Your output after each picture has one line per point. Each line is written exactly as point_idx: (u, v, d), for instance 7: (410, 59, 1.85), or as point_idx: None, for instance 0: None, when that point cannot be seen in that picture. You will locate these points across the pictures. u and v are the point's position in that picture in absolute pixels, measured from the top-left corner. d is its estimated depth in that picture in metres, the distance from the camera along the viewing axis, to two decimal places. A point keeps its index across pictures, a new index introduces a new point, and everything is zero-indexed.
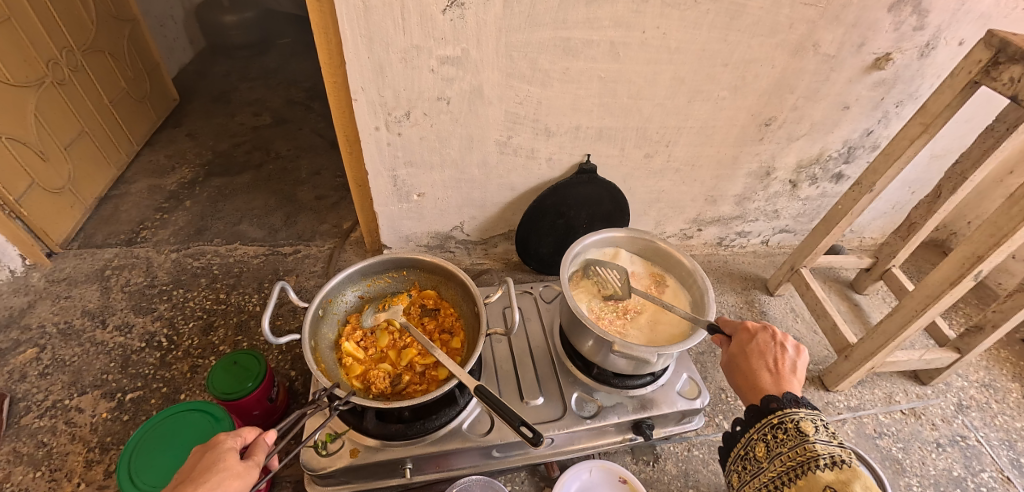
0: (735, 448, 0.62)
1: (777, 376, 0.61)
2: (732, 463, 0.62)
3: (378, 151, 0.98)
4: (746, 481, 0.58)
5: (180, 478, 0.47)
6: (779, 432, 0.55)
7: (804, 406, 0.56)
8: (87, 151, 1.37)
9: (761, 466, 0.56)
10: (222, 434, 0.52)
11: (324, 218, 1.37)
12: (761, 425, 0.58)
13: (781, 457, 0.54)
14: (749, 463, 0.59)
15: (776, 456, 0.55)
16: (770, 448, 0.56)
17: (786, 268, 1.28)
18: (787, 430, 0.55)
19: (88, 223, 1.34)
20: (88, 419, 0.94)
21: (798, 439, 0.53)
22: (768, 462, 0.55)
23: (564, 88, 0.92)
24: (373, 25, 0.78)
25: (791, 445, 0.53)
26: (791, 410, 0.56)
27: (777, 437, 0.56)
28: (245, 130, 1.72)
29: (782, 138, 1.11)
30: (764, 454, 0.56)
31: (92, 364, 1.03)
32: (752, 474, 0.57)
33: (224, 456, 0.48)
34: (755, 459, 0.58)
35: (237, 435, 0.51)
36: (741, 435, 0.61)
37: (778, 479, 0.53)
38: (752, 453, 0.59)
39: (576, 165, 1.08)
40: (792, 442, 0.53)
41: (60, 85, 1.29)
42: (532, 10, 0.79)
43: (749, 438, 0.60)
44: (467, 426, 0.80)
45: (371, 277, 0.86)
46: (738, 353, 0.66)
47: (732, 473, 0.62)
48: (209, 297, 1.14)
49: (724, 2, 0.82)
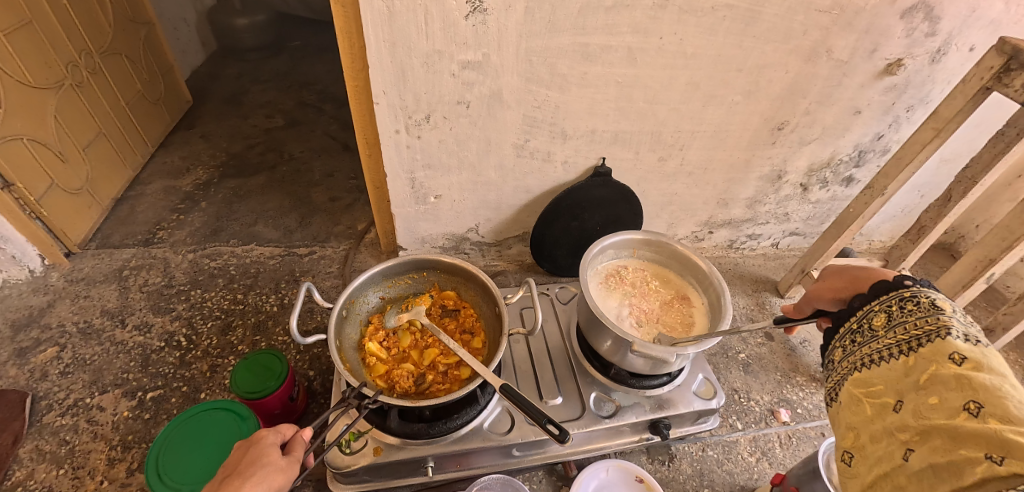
0: (844, 325, 0.52)
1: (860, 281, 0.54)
2: (837, 340, 0.53)
3: (397, 153, 1.00)
4: (849, 353, 0.50)
5: (226, 471, 0.48)
6: (911, 303, 0.45)
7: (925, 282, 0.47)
8: (103, 153, 1.39)
9: (874, 336, 0.47)
10: (262, 430, 0.53)
11: (338, 220, 1.38)
12: (884, 298, 0.48)
13: (905, 327, 0.44)
14: (860, 335, 0.49)
15: (897, 324, 0.45)
16: (893, 318, 0.46)
17: (796, 270, 1.29)
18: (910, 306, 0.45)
19: (104, 223, 1.35)
20: (109, 417, 0.95)
21: (929, 311, 0.43)
22: (886, 331, 0.46)
23: (581, 92, 0.94)
24: (396, 30, 0.79)
25: (918, 315, 0.44)
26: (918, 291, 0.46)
27: (905, 306, 0.45)
28: (258, 132, 1.74)
29: (794, 142, 1.12)
30: (882, 324, 0.47)
31: (112, 363, 1.04)
32: (861, 345, 0.48)
33: (264, 452, 0.49)
34: (867, 330, 0.48)
35: (276, 431, 0.53)
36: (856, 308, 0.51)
37: (891, 349, 0.44)
38: (866, 324, 0.49)
39: (591, 169, 1.10)
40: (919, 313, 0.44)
41: (78, 87, 1.31)
42: (552, 16, 0.80)
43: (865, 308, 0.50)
44: (487, 426, 0.82)
45: (392, 278, 0.87)
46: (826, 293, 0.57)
47: (834, 350, 0.53)
48: (227, 297, 1.16)
49: (741, 9, 0.83)
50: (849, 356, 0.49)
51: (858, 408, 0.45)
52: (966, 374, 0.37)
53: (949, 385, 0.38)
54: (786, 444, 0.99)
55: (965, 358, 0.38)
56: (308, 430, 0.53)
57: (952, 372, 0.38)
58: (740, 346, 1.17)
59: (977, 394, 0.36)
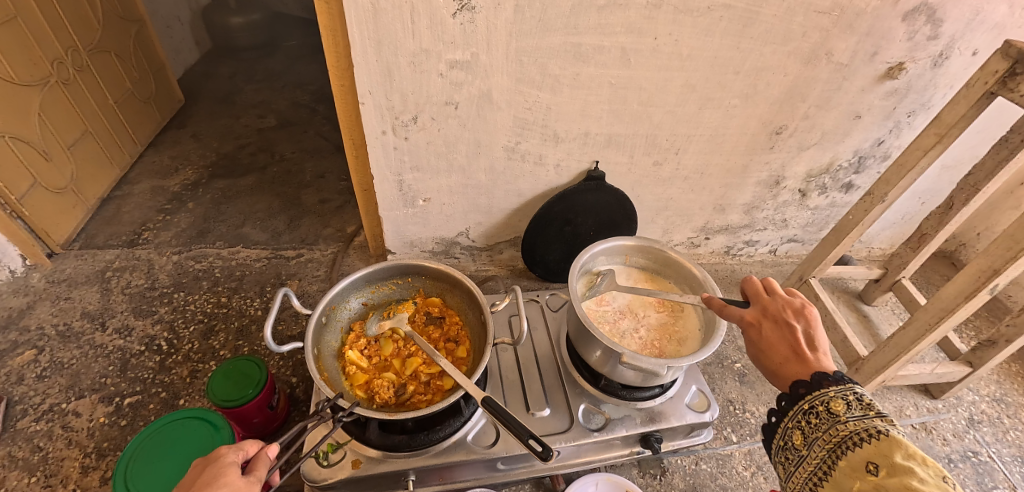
0: (774, 440, 0.56)
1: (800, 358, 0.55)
2: (774, 455, 0.56)
3: (385, 155, 0.97)
4: (789, 475, 0.52)
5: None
6: (813, 416, 0.51)
7: (832, 382, 0.51)
8: (90, 151, 1.36)
9: (801, 456, 0.51)
10: (223, 448, 0.50)
11: (327, 222, 1.35)
12: (794, 412, 0.53)
13: (822, 441, 0.48)
14: (789, 455, 0.53)
15: (813, 441, 0.50)
16: (807, 434, 0.51)
17: (794, 278, 1.26)
18: (819, 414, 0.50)
19: (89, 223, 1.32)
20: (85, 424, 0.92)
21: (832, 420, 0.48)
22: (808, 449, 0.50)
23: (573, 94, 0.91)
24: (382, 27, 0.77)
25: (825, 428, 0.48)
26: (818, 390, 0.51)
27: (812, 419, 0.51)
28: (250, 132, 1.71)
29: (793, 147, 1.10)
30: (801, 442, 0.51)
31: (90, 367, 1.01)
32: (795, 467, 0.51)
33: (225, 472, 0.46)
34: (793, 450, 0.52)
35: (238, 448, 0.50)
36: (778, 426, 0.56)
37: (822, 467, 0.47)
38: (790, 442, 0.53)
39: (584, 172, 1.07)
40: (825, 426, 0.49)
41: (65, 85, 1.29)
42: (543, 15, 0.78)
43: (784, 427, 0.54)
44: (472, 438, 0.79)
45: (375, 283, 0.84)
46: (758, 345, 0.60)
47: (779, 466, 0.55)
48: (211, 300, 1.13)
49: (738, 10, 0.81)
50: (791, 478, 0.52)
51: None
52: (885, 484, 0.40)
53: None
54: None
55: (880, 467, 0.42)
56: (272, 446, 0.51)
57: (873, 485, 0.41)
58: (736, 356, 1.14)
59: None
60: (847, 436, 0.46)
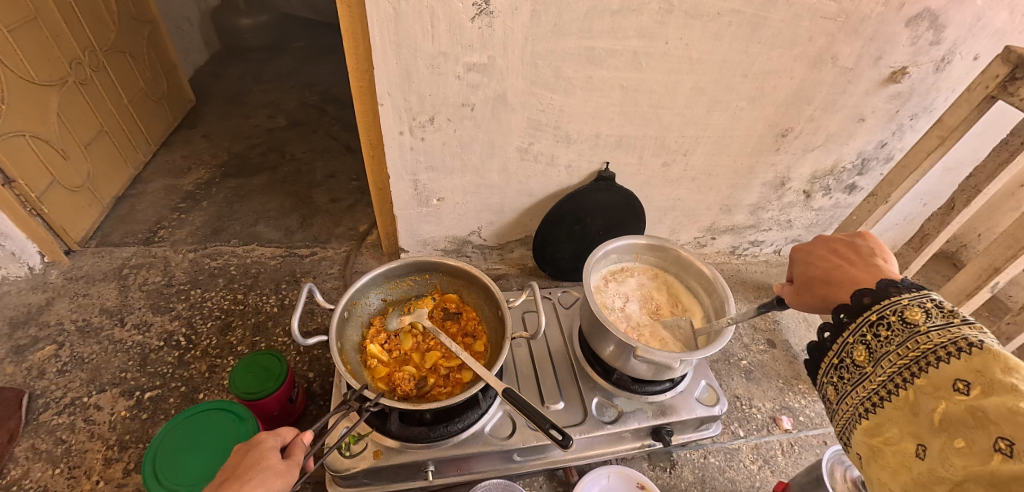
0: (825, 359, 0.54)
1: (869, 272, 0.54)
2: (825, 374, 0.54)
3: (401, 155, 0.99)
4: (846, 393, 0.50)
5: (225, 475, 0.48)
6: (883, 328, 0.47)
7: (903, 290, 0.49)
8: (106, 151, 1.38)
9: (865, 372, 0.48)
10: (262, 434, 0.53)
11: (340, 221, 1.37)
12: (858, 324, 0.50)
13: (891, 357, 0.45)
14: (847, 371, 0.50)
15: (881, 357, 0.46)
16: (874, 349, 0.47)
17: None
18: (891, 325, 0.47)
19: (104, 222, 1.34)
20: (106, 417, 0.94)
21: (909, 332, 0.44)
22: (875, 365, 0.47)
23: (586, 96, 0.93)
24: (402, 31, 0.79)
25: (900, 341, 0.45)
26: (888, 303, 0.48)
27: (879, 334, 0.47)
28: (260, 132, 1.74)
29: (798, 149, 1.12)
30: (866, 358, 0.48)
31: (110, 362, 1.03)
32: (855, 384, 0.49)
33: (265, 456, 0.49)
34: (853, 367, 0.50)
35: (276, 434, 0.53)
36: (833, 342, 0.53)
37: (892, 381, 0.45)
38: (849, 359, 0.50)
39: (594, 173, 1.10)
40: (900, 336, 0.45)
41: (82, 85, 1.31)
42: (559, 20, 0.80)
43: (842, 342, 0.51)
44: (488, 430, 0.81)
45: (394, 280, 0.86)
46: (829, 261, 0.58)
47: (825, 386, 0.54)
48: (227, 297, 1.15)
49: (747, 14, 0.83)
50: (849, 397, 0.50)
51: (884, 456, 0.43)
52: (979, 406, 0.36)
53: (971, 423, 0.36)
54: (788, 452, 0.99)
55: (969, 384, 0.38)
56: (308, 432, 0.53)
57: (963, 404, 0.38)
58: (742, 353, 1.16)
59: (1000, 427, 0.34)
60: (927, 351, 0.42)
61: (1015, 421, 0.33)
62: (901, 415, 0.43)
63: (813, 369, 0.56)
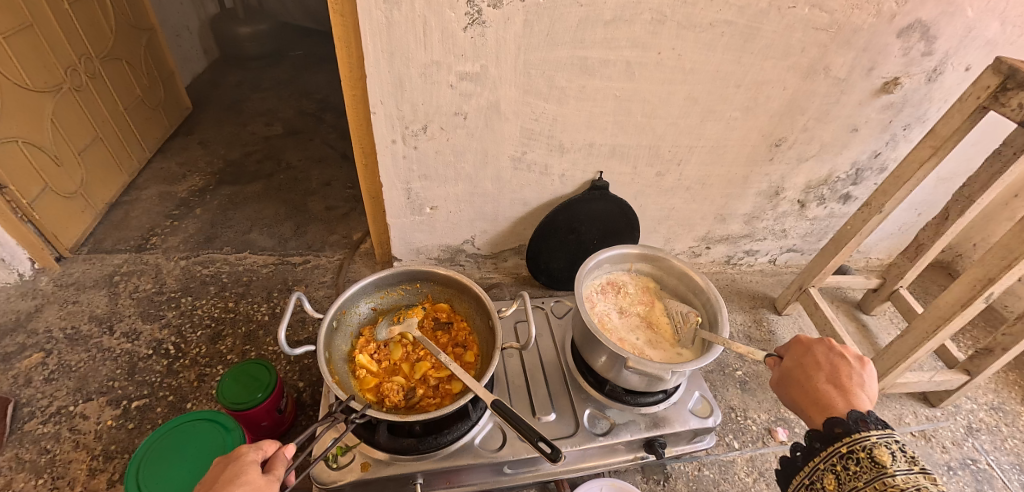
0: (797, 477, 0.57)
1: (843, 390, 0.56)
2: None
3: (393, 164, 0.99)
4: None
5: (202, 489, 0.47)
6: (853, 461, 0.49)
7: (873, 426, 0.51)
8: (100, 157, 1.38)
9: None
10: (243, 446, 0.52)
11: (334, 229, 1.37)
12: (828, 455, 0.52)
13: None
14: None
15: (850, 487, 0.49)
16: (843, 480, 0.50)
17: (794, 287, 1.28)
18: (861, 461, 0.49)
19: (97, 228, 1.34)
20: (92, 426, 0.93)
21: (875, 470, 0.47)
22: None
23: (579, 106, 0.94)
24: (395, 40, 0.79)
25: (868, 478, 0.47)
26: (861, 436, 0.50)
27: (851, 466, 0.49)
28: (257, 139, 1.74)
29: (792, 159, 1.12)
30: (836, 488, 0.50)
31: (97, 370, 1.02)
32: None
33: (245, 470, 0.48)
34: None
35: (257, 447, 0.52)
36: (806, 464, 0.55)
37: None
38: (818, 484, 0.53)
39: (588, 182, 1.09)
40: (869, 475, 0.47)
41: (77, 91, 1.31)
42: (551, 30, 0.80)
43: (814, 467, 0.54)
44: (478, 442, 0.80)
45: (384, 289, 0.86)
46: (797, 372, 0.61)
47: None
48: (218, 305, 1.14)
49: (739, 25, 0.84)
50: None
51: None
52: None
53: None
54: None
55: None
56: (290, 446, 0.52)
57: None
58: (738, 363, 1.15)
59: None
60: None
61: None
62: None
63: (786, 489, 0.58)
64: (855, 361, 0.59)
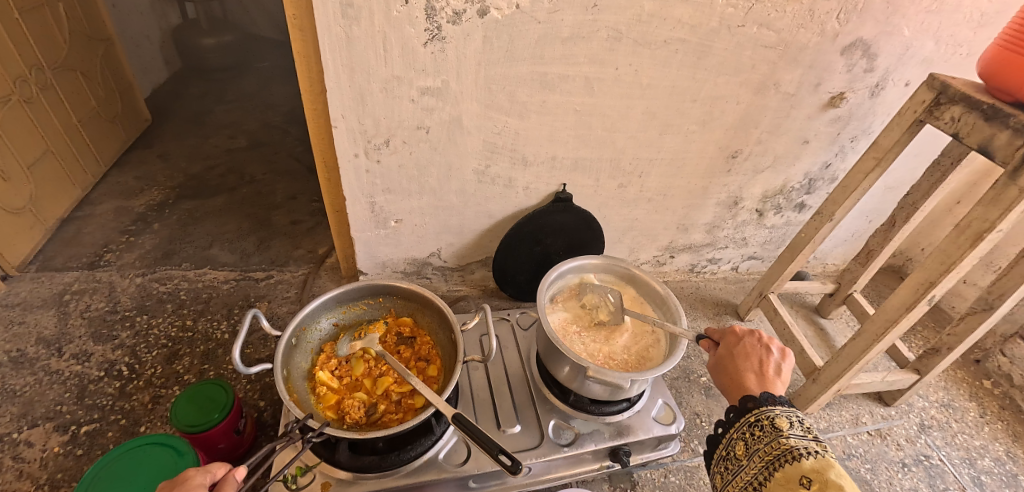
0: (715, 451, 0.59)
1: (763, 378, 0.59)
2: (713, 465, 0.58)
3: (357, 178, 0.98)
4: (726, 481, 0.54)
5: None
6: (757, 429, 0.52)
7: (780, 403, 0.54)
8: (51, 171, 1.33)
9: (741, 466, 0.53)
10: (190, 471, 0.51)
11: (299, 243, 1.32)
12: (740, 424, 0.55)
13: (760, 453, 0.50)
14: (730, 462, 0.55)
15: (754, 451, 0.51)
16: (748, 446, 0.53)
17: (755, 293, 1.32)
18: (764, 428, 0.52)
19: (47, 245, 1.28)
20: (37, 454, 0.88)
21: (774, 434, 0.50)
22: (747, 460, 0.52)
23: (541, 120, 0.96)
24: (355, 55, 0.80)
25: (767, 441, 0.50)
26: (768, 408, 0.53)
27: (755, 433, 0.52)
28: (220, 152, 1.68)
29: (749, 170, 1.17)
30: (742, 453, 0.53)
31: (44, 394, 0.97)
32: (733, 475, 0.53)
33: None
34: (734, 460, 0.54)
35: (205, 471, 0.51)
36: (723, 436, 0.58)
37: (757, 479, 0.50)
38: (731, 453, 0.55)
39: (552, 194, 1.11)
40: (768, 439, 0.50)
41: (27, 103, 1.26)
42: (511, 46, 0.83)
43: (728, 438, 0.56)
44: (443, 457, 0.79)
45: (346, 304, 0.85)
46: (728, 355, 0.64)
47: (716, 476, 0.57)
48: (175, 324, 1.10)
49: (692, 43, 0.88)
50: (728, 485, 0.54)
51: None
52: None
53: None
54: None
55: (812, 480, 0.44)
56: (242, 467, 0.51)
57: None
58: (702, 370, 1.18)
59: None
60: (781, 454, 0.48)
61: None
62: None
63: (705, 460, 0.60)
64: (778, 351, 0.61)
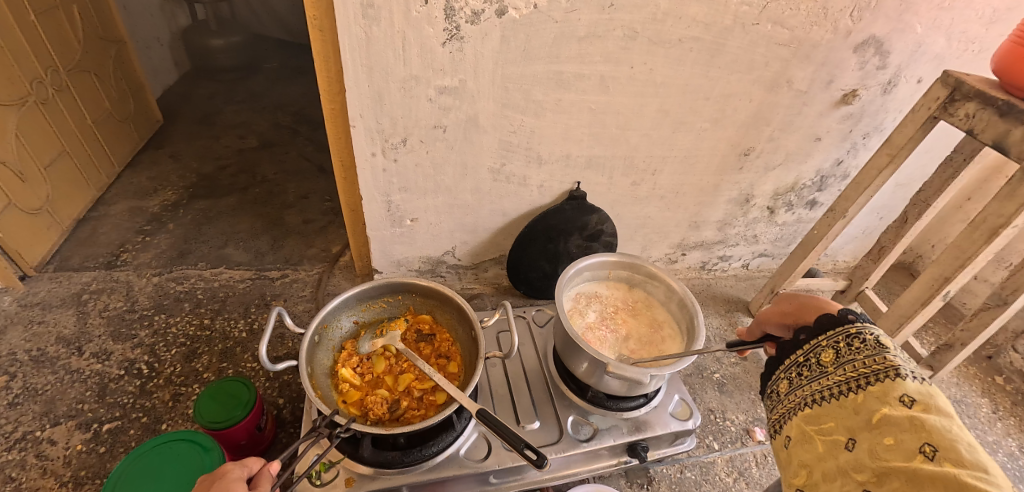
0: (785, 358, 0.53)
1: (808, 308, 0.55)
2: (781, 371, 0.53)
3: (373, 177, 0.99)
4: (794, 389, 0.50)
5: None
6: (857, 341, 0.46)
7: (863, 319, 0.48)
8: (67, 172, 1.34)
9: (818, 372, 0.48)
10: (228, 464, 0.52)
11: (312, 242, 1.33)
12: (832, 334, 0.49)
13: (853, 363, 0.44)
14: (805, 368, 0.50)
15: (846, 361, 0.45)
16: (838, 355, 0.47)
17: (767, 290, 1.32)
18: (861, 342, 0.46)
19: (64, 245, 1.29)
20: (60, 452, 0.90)
21: (878, 349, 0.44)
22: (832, 367, 0.46)
23: (555, 118, 0.97)
24: (374, 55, 0.81)
25: (868, 354, 0.44)
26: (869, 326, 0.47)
27: (851, 343, 0.46)
28: (231, 152, 1.68)
29: (760, 167, 1.17)
30: (828, 360, 0.47)
31: (66, 392, 0.99)
32: (807, 381, 0.48)
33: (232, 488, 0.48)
34: (816, 366, 0.48)
35: (241, 466, 0.52)
36: (802, 343, 0.52)
37: (836, 390, 0.45)
38: (812, 359, 0.49)
39: (566, 192, 1.11)
40: (866, 353, 0.44)
41: (43, 104, 1.27)
42: (527, 45, 0.84)
43: (810, 345, 0.50)
44: (463, 452, 0.80)
45: (366, 302, 0.86)
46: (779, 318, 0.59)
47: (778, 381, 0.53)
48: (193, 323, 1.11)
49: (706, 41, 0.88)
50: (796, 389, 0.49)
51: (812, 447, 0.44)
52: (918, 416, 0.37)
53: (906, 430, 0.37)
54: (762, 463, 1.00)
55: (916, 401, 0.38)
56: (277, 463, 0.53)
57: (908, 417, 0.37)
58: (714, 366, 1.18)
59: (930, 437, 0.35)
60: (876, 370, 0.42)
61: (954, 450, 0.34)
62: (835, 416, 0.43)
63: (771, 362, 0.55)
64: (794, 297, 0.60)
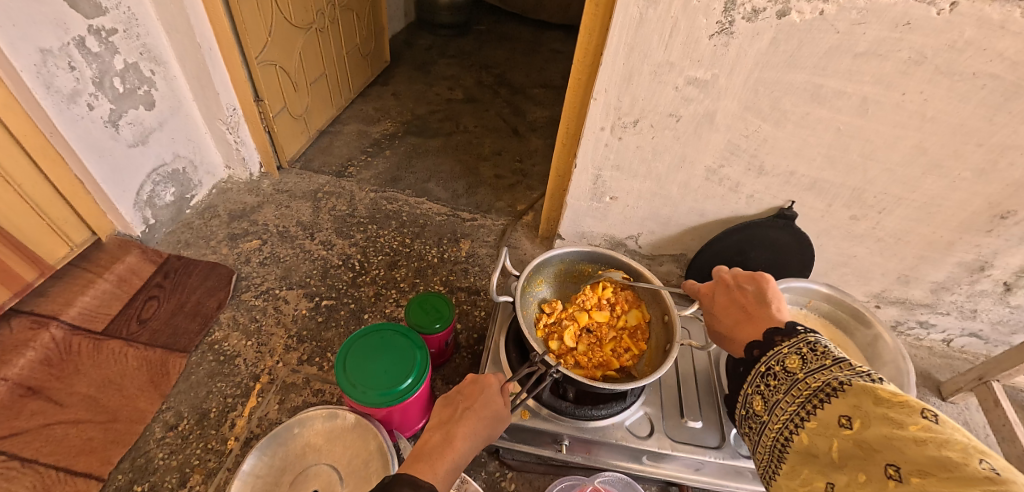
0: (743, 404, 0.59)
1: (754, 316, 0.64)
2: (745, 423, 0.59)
3: (594, 149, 1.05)
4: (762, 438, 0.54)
5: (462, 399, 0.63)
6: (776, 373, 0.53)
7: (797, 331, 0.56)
8: (322, 91, 1.61)
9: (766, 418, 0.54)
10: (489, 374, 0.66)
11: (500, 196, 1.45)
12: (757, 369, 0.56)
13: (793, 391, 0.50)
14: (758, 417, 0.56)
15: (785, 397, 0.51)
16: (769, 395, 0.53)
17: (972, 375, 1.13)
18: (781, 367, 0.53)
19: (309, 150, 1.57)
20: (291, 310, 1.14)
21: (798, 373, 0.50)
22: (773, 408, 0.52)
23: (796, 132, 0.92)
24: (640, 35, 0.84)
25: (792, 380, 0.50)
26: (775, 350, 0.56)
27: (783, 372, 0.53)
28: (440, 100, 1.87)
29: (1016, 236, 0.98)
30: (764, 403, 0.54)
31: (300, 266, 1.22)
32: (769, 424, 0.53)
33: (493, 399, 0.63)
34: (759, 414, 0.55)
35: (499, 379, 0.66)
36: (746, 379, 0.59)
37: (790, 421, 0.49)
38: (755, 405, 0.56)
39: (775, 209, 1.08)
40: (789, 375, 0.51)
41: (320, 32, 1.53)
42: (797, 52, 0.81)
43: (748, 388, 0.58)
44: (628, 425, 0.85)
45: (567, 264, 0.93)
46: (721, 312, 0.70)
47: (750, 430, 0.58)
48: (396, 239, 1.29)
49: (1007, 81, 0.76)
50: (761, 439, 0.54)
51: None
52: (863, 437, 0.40)
53: (856, 451, 0.40)
54: None
55: (851, 418, 0.42)
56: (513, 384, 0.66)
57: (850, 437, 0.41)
58: None
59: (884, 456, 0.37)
60: (814, 389, 0.47)
61: (888, 446, 0.37)
62: (800, 463, 0.46)
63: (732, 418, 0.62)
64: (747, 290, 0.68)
